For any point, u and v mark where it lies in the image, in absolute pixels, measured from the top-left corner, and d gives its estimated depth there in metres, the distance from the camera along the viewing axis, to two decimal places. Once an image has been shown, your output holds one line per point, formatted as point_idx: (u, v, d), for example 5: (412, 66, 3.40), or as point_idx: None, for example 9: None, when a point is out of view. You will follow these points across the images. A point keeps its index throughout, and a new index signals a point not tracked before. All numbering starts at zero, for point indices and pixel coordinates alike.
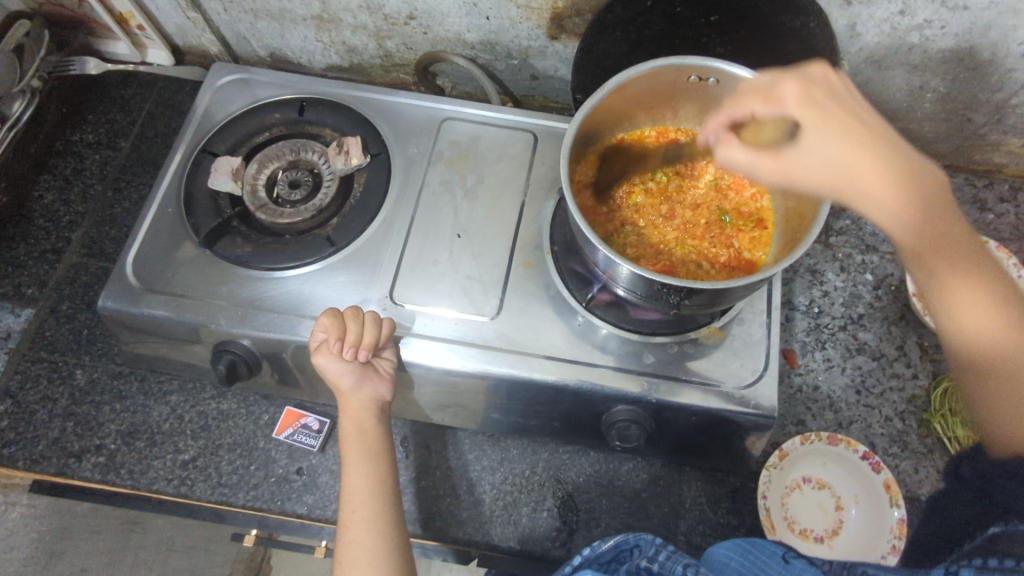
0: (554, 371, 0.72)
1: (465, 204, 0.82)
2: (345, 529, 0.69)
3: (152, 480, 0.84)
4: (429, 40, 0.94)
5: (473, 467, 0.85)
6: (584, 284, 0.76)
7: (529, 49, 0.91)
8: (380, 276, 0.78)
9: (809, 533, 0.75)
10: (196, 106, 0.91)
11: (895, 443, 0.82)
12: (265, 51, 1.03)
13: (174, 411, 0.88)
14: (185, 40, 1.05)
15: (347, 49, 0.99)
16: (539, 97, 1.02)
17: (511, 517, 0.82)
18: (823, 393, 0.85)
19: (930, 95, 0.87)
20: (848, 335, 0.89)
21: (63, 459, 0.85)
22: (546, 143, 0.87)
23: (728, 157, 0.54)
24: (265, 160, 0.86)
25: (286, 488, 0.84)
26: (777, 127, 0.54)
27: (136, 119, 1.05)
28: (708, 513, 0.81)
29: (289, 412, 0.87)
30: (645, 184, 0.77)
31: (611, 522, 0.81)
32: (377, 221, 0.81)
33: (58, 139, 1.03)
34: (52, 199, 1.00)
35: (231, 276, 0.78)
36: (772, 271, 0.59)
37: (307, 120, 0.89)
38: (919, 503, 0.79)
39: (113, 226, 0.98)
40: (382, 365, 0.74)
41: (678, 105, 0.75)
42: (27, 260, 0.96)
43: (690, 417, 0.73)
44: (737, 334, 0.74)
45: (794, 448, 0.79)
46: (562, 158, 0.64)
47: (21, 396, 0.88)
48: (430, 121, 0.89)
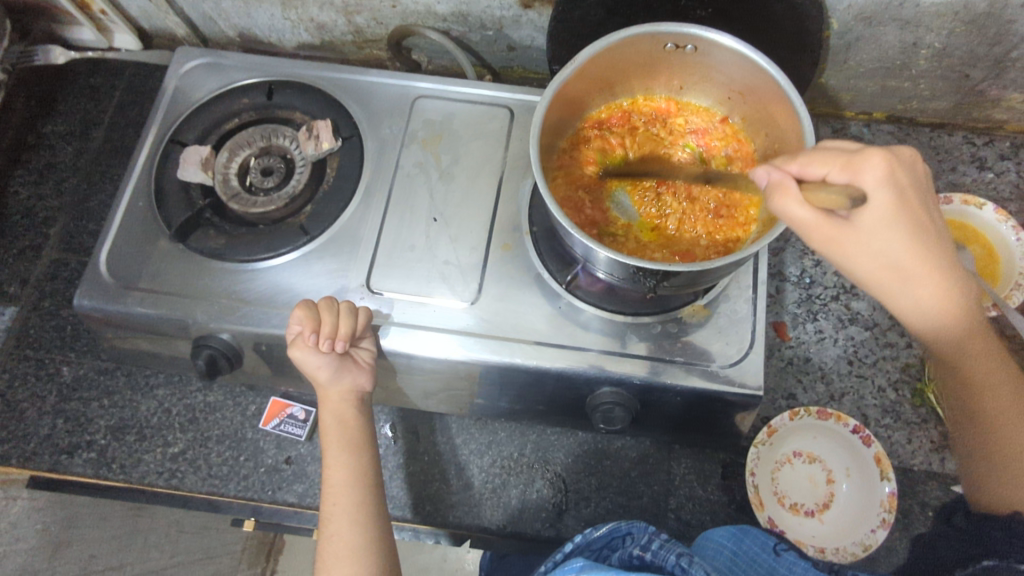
0: (535, 356, 0.71)
1: (441, 186, 0.80)
2: (328, 521, 0.69)
3: (143, 473, 0.85)
4: (399, 14, 0.90)
5: (462, 450, 0.84)
6: (565, 266, 0.74)
7: (503, 18, 0.87)
8: (356, 263, 0.76)
9: (799, 507, 0.76)
10: (163, 92, 0.88)
11: (888, 414, 0.82)
12: (233, 31, 1.00)
13: (161, 405, 0.88)
14: (150, 23, 1.01)
15: (316, 26, 0.96)
16: (518, 69, 0.98)
17: (500, 500, 0.82)
18: (814, 364, 0.85)
19: (924, 51, 0.83)
20: (840, 305, 0.88)
21: (55, 456, 0.85)
22: (523, 118, 0.84)
23: (785, 207, 0.52)
24: (236, 148, 0.83)
25: (276, 478, 0.84)
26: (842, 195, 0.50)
27: (107, 107, 1.03)
28: (697, 490, 0.81)
29: (275, 401, 0.86)
30: (622, 161, 0.74)
31: (600, 501, 0.81)
32: (351, 207, 0.79)
33: (29, 132, 1.01)
34: (27, 194, 0.98)
35: (206, 269, 0.77)
36: (754, 248, 0.56)
37: (276, 104, 0.86)
38: (911, 474, 0.79)
39: (89, 220, 0.96)
40: (361, 356, 0.73)
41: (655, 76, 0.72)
42: (7, 258, 0.95)
43: (676, 397, 0.71)
44: (723, 311, 0.72)
45: (783, 424, 0.78)
46: (533, 137, 0.61)
47: (9, 395, 0.88)
48: (403, 100, 0.86)
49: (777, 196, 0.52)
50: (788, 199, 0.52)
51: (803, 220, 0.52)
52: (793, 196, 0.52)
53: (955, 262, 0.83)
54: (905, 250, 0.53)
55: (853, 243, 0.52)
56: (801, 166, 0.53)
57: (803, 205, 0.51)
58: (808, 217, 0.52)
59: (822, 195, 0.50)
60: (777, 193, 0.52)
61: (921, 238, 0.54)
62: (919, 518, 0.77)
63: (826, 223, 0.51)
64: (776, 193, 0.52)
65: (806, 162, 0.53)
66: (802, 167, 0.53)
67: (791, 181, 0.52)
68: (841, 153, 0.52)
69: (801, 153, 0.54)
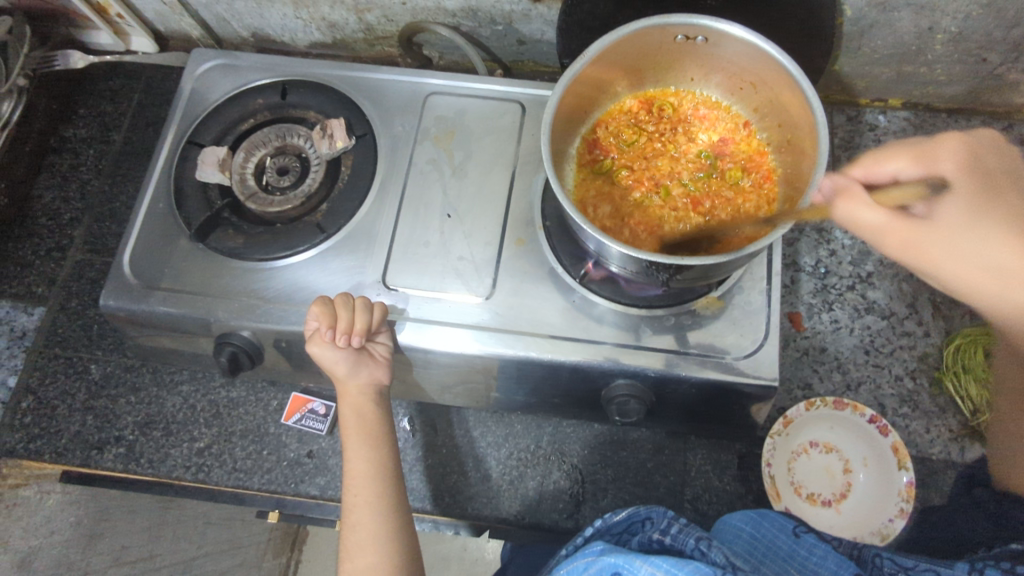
0: (550, 350, 0.71)
1: (454, 182, 0.81)
2: (351, 512, 0.71)
3: (171, 467, 0.87)
4: (409, 11, 0.91)
5: (479, 443, 0.86)
6: (578, 260, 0.75)
7: (512, 13, 0.87)
8: (372, 260, 0.77)
9: (816, 497, 0.76)
10: (180, 93, 0.90)
11: (905, 404, 0.82)
12: (247, 31, 1.01)
13: (186, 400, 0.90)
14: (165, 25, 1.03)
15: (328, 25, 0.96)
16: (528, 62, 0.99)
17: (518, 491, 0.83)
18: (830, 354, 0.85)
19: (940, 36, 0.82)
20: (856, 295, 0.88)
21: (87, 451, 0.88)
22: (534, 112, 0.84)
23: (852, 211, 0.53)
24: (252, 148, 0.84)
25: (298, 471, 0.86)
26: (918, 190, 0.54)
27: (126, 110, 1.05)
28: (713, 480, 0.81)
29: (296, 397, 0.88)
30: (635, 153, 0.74)
31: (617, 492, 0.82)
32: (366, 205, 0.80)
33: (51, 136, 1.04)
34: (51, 197, 1.01)
35: (226, 268, 0.78)
36: (767, 240, 0.56)
37: (290, 103, 0.87)
38: (930, 463, 0.80)
39: (112, 221, 0.98)
40: (378, 351, 0.74)
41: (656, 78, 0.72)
42: (34, 259, 0.97)
43: (691, 388, 0.71)
44: (737, 303, 0.72)
45: (798, 414, 0.78)
46: (544, 132, 0.61)
47: (41, 393, 0.91)
48: (414, 96, 0.86)
49: (844, 200, 0.53)
50: (856, 200, 0.53)
51: (875, 225, 0.53)
52: (861, 199, 0.53)
53: None
54: (1004, 248, 0.53)
55: (942, 240, 0.53)
56: (854, 173, 0.55)
57: (873, 208, 0.53)
58: (879, 221, 0.53)
59: (894, 194, 0.53)
60: (845, 197, 0.53)
61: (1015, 230, 0.54)
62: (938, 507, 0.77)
63: (902, 224, 0.53)
64: (841, 199, 0.54)
65: (859, 170, 0.56)
66: (856, 175, 0.55)
67: (856, 186, 0.54)
68: (903, 157, 0.58)
69: (847, 166, 0.57)
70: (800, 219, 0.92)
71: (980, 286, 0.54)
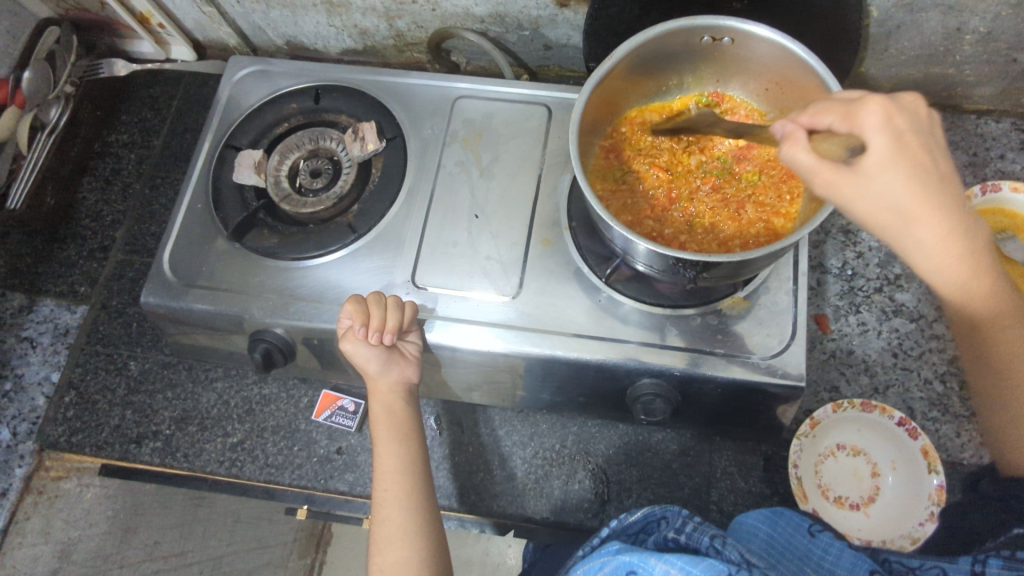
0: (577, 348, 0.72)
1: (482, 184, 0.82)
2: (380, 506, 0.72)
3: (205, 462, 0.89)
4: (439, 17, 0.93)
5: (505, 442, 0.86)
6: (604, 260, 0.75)
7: (539, 18, 0.89)
8: (401, 260, 0.79)
9: (844, 500, 0.75)
10: (218, 99, 0.93)
11: (935, 407, 0.82)
12: (281, 39, 1.05)
13: (221, 397, 0.93)
14: (204, 34, 1.07)
15: (359, 32, 0.99)
16: (554, 67, 1.00)
17: (543, 490, 0.84)
18: (858, 357, 0.85)
19: (969, 37, 0.82)
20: (884, 297, 0.88)
21: (124, 445, 0.91)
22: (561, 114, 0.86)
23: (792, 156, 0.51)
24: (286, 151, 0.87)
25: (328, 467, 0.88)
26: (843, 142, 0.50)
27: (165, 116, 1.08)
28: (739, 482, 0.81)
29: (326, 394, 0.90)
30: (659, 154, 0.75)
31: (642, 492, 0.82)
32: (396, 205, 0.82)
33: (95, 141, 1.08)
34: (94, 199, 1.05)
35: (261, 267, 0.80)
36: (794, 238, 0.56)
37: (323, 108, 0.89)
38: (962, 467, 0.79)
39: (152, 222, 1.02)
40: (408, 348, 0.75)
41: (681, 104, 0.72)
42: (77, 259, 1.01)
43: (716, 388, 0.72)
44: (763, 303, 0.73)
45: (826, 416, 0.78)
46: (572, 132, 0.62)
47: (82, 388, 0.94)
48: (443, 100, 0.88)
49: (786, 143, 0.51)
50: (796, 145, 0.51)
51: (806, 168, 0.51)
52: (802, 143, 0.51)
53: (1007, 252, 0.81)
54: (913, 199, 0.50)
55: (871, 191, 0.50)
56: (810, 116, 0.53)
57: (810, 152, 0.50)
58: (810, 163, 0.51)
59: (825, 145, 0.50)
60: (786, 141, 0.52)
61: (935, 189, 0.50)
62: None
63: (827, 169, 0.50)
64: (786, 143, 0.52)
65: (815, 113, 0.53)
66: (811, 118, 0.53)
67: (800, 132, 0.52)
68: (844, 104, 0.52)
69: (809, 108, 0.53)
70: (827, 222, 0.92)
71: (887, 232, 0.52)
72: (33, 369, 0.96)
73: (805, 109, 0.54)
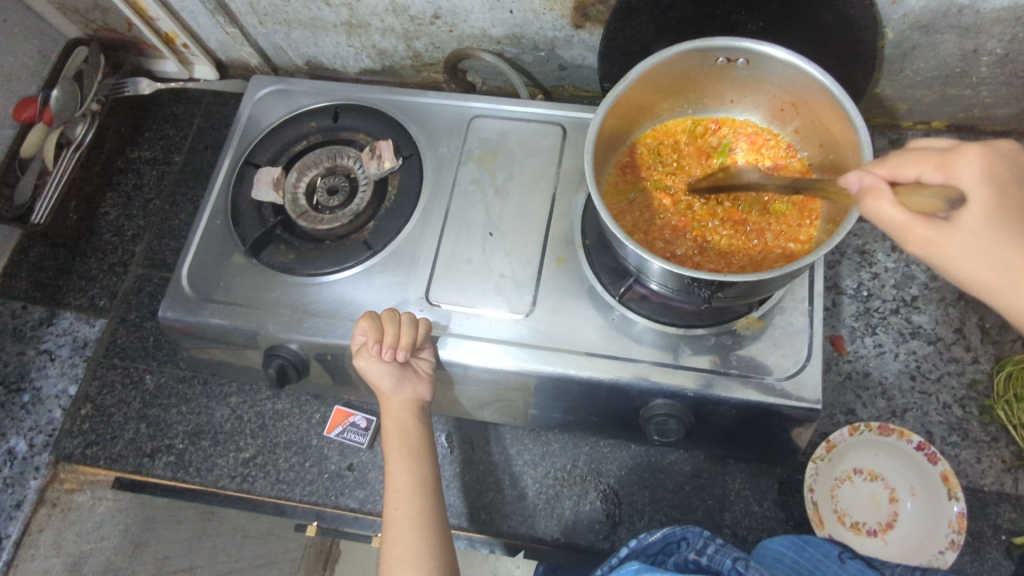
0: (589, 367, 0.72)
1: (496, 202, 0.83)
2: (391, 525, 0.72)
3: (217, 477, 0.90)
4: (455, 38, 0.94)
5: (516, 461, 0.86)
6: (617, 278, 0.75)
7: (555, 39, 0.90)
8: (415, 276, 0.79)
9: (861, 526, 0.74)
10: (238, 118, 0.94)
11: (954, 432, 0.81)
12: (301, 59, 1.07)
13: (234, 411, 0.93)
14: (227, 54, 1.09)
15: (378, 53, 1.01)
16: (568, 87, 1.01)
17: (554, 510, 0.83)
18: (874, 379, 0.84)
19: (985, 59, 0.82)
20: (901, 319, 0.87)
21: (138, 458, 0.91)
22: (575, 134, 0.86)
23: (877, 210, 0.49)
24: (304, 168, 0.88)
25: (338, 484, 0.88)
26: (934, 195, 0.48)
27: (187, 134, 1.11)
28: (753, 505, 0.80)
29: (339, 411, 0.90)
30: (673, 176, 0.75)
31: (655, 515, 0.81)
32: (411, 222, 0.83)
33: (119, 157, 1.10)
34: (116, 215, 1.07)
35: (277, 282, 0.81)
36: (809, 259, 0.56)
37: (341, 126, 0.91)
38: (982, 494, 0.78)
39: (171, 238, 1.03)
40: (421, 366, 0.75)
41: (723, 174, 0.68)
42: (98, 273, 1.03)
43: (731, 409, 0.71)
44: (778, 324, 0.72)
45: (842, 440, 0.77)
46: (586, 151, 0.62)
47: (99, 401, 0.95)
48: (459, 119, 0.89)
49: (868, 197, 0.50)
50: (880, 198, 0.49)
51: (895, 223, 0.49)
52: (886, 197, 0.49)
53: None
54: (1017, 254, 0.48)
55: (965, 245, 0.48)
56: (891, 168, 0.52)
57: (896, 205, 0.48)
58: (899, 218, 0.48)
59: (916, 198, 0.48)
60: (868, 195, 0.50)
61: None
62: (991, 540, 0.75)
63: (919, 224, 0.48)
64: (867, 196, 0.50)
65: (897, 166, 0.52)
66: (893, 170, 0.51)
67: (883, 184, 0.50)
68: (932, 156, 0.51)
69: (888, 159, 0.52)
70: (842, 242, 0.92)
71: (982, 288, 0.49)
72: (51, 382, 0.97)
73: (882, 160, 0.52)
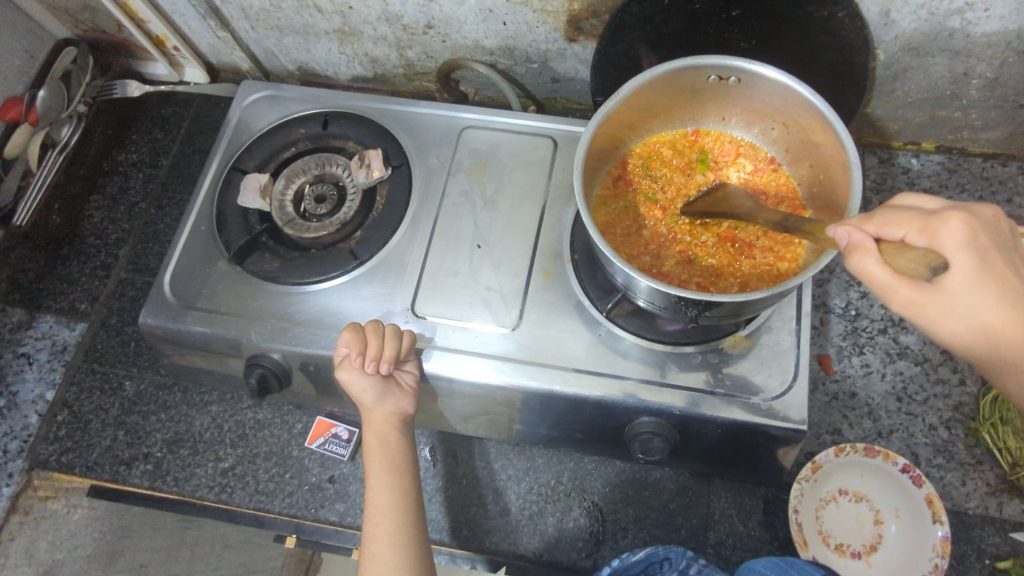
0: (575, 383, 0.71)
1: (486, 214, 0.82)
2: (370, 541, 0.71)
3: (195, 487, 0.88)
4: (449, 48, 0.94)
5: (500, 476, 0.85)
6: (605, 294, 0.75)
7: (548, 52, 0.90)
8: (402, 288, 0.78)
9: (845, 548, 0.74)
10: (227, 123, 0.93)
11: (940, 454, 0.81)
12: (293, 65, 1.06)
13: (214, 420, 0.92)
14: (218, 58, 1.08)
15: (370, 60, 1.00)
16: (561, 100, 1.01)
17: (537, 527, 0.82)
18: (861, 400, 0.84)
19: (975, 82, 0.82)
20: (888, 339, 0.87)
21: (115, 467, 0.89)
22: (567, 147, 0.86)
23: (863, 268, 0.48)
24: (292, 175, 0.87)
25: (319, 496, 0.87)
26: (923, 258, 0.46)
27: (175, 137, 1.10)
28: (738, 525, 0.80)
29: (321, 421, 0.88)
30: (662, 189, 0.75)
31: (638, 533, 0.80)
32: (400, 231, 0.82)
33: (105, 159, 1.09)
34: (101, 217, 1.05)
35: (261, 291, 0.80)
36: (796, 281, 0.55)
37: (331, 134, 0.90)
38: (967, 517, 0.78)
39: (155, 242, 1.02)
40: (405, 378, 0.74)
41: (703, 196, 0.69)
42: (79, 276, 1.01)
43: (716, 429, 0.70)
44: (765, 343, 0.72)
45: (828, 460, 0.76)
46: (575, 167, 0.62)
47: (76, 407, 0.93)
48: (450, 130, 0.89)
49: (855, 254, 0.49)
50: (867, 257, 0.48)
51: (881, 283, 0.48)
52: (874, 255, 0.48)
53: None
54: (999, 317, 0.48)
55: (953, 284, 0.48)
56: (878, 226, 0.49)
57: (883, 267, 0.47)
58: (886, 278, 0.48)
59: (901, 262, 0.47)
60: (856, 251, 0.49)
61: (1018, 301, 0.48)
62: (974, 565, 0.75)
63: (905, 286, 0.47)
64: (855, 252, 0.49)
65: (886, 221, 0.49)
66: (879, 227, 0.49)
67: (870, 241, 0.48)
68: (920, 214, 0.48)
69: (876, 214, 0.50)
70: (830, 261, 0.92)
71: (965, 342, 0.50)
72: (28, 387, 0.95)
73: (871, 213, 0.50)
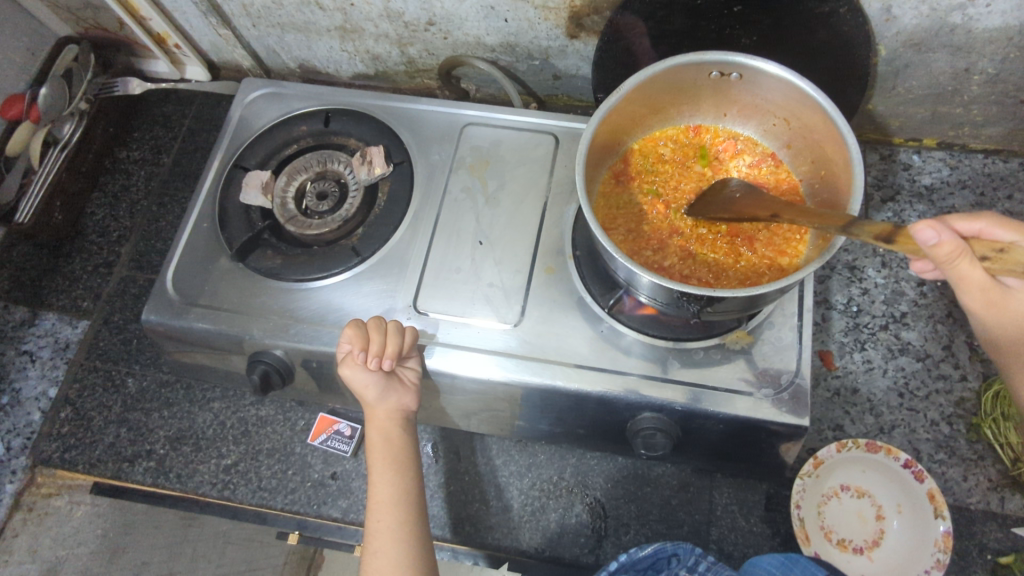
0: (578, 379, 0.71)
1: (487, 210, 0.82)
2: (372, 538, 0.71)
3: (197, 484, 0.88)
4: (450, 45, 0.94)
5: (501, 472, 0.85)
6: (607, 290, 0.75)
7: (549, 49, 0.90)
8: (404, 284, 0.78)
9: (847, 544, 0.74)
10: (229, 119, 0.93)
11: (941, 449, 0.81)
12: (294, 62, 1.06)
13: (217, 417, 0.92)
14: (219, 55, 1.08)
15: (371, 58, 1.00)
16: (562, 96, 1.01)
17: (539, 523, 0.82)
18: (862, 396, 0.84)
19: (976, 77, 0.82)
20: (890, 335, 0.87)
21: (118, 464, 0.90)
22: (569, 143, 0.86)
23: (961, 267, 0.52)
24: (294, 172, 0.87)
25: (322, 492, 0.87)
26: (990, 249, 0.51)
27: (177, 134, 1.10)
28: (740, 521, 0.80)
29: (323, 418, 0.89)
30: (662, 186, 0.75)
31: (640, 529, 0.80)
32: (402, 228, 0.82)
33: (107, 157, 1.09)
34: (103, 215, 1.05)
35: (264, 287, 0.80)
36: (801, 275, 0.55)
37: (332, 131, 0.90)
38: (968, 513, 0.78)
39: (158, 240, 1.02)
40: (407, 375, 0.74)
41: (715, 203, 0.68)
42: (82, 274, 1.01)
43: (719, 424, 0.70)
44: (767, 339, 0.72)
45: (829, 456, 0.76)
46: (578, 162, 0.62)
47: (78, 404, 0.93)
48: (452, 127, 0.89)
49: (955, 255, 0.50)
50: (962, 259, 0.51)
51: (965, 274, 0.53)
52: (967, 258, 0.51)
53: None
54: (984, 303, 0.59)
55: (960, 287, 0.56)
56: (958, 244, 0.50)
57: (973, 267, 0.52)
58: (975, 274, 0.53)
59: (981, 264, 0.52)
60: (955, 253, 0.50)
61: (1002, 297, 0.58)
62: (976, 560, 0.75)
63: (974, 270, 0.52)
64: (949, 251, 0.50)
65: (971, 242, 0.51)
66: (951, 250, 0.50)
67: (963, 242, 0.50)
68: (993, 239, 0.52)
69: (959, 242, 0.50)
70: (832, 257, 0.92)
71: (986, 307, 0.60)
72: (31, 384, 0.95)
73: (957, 242, 0.49)
